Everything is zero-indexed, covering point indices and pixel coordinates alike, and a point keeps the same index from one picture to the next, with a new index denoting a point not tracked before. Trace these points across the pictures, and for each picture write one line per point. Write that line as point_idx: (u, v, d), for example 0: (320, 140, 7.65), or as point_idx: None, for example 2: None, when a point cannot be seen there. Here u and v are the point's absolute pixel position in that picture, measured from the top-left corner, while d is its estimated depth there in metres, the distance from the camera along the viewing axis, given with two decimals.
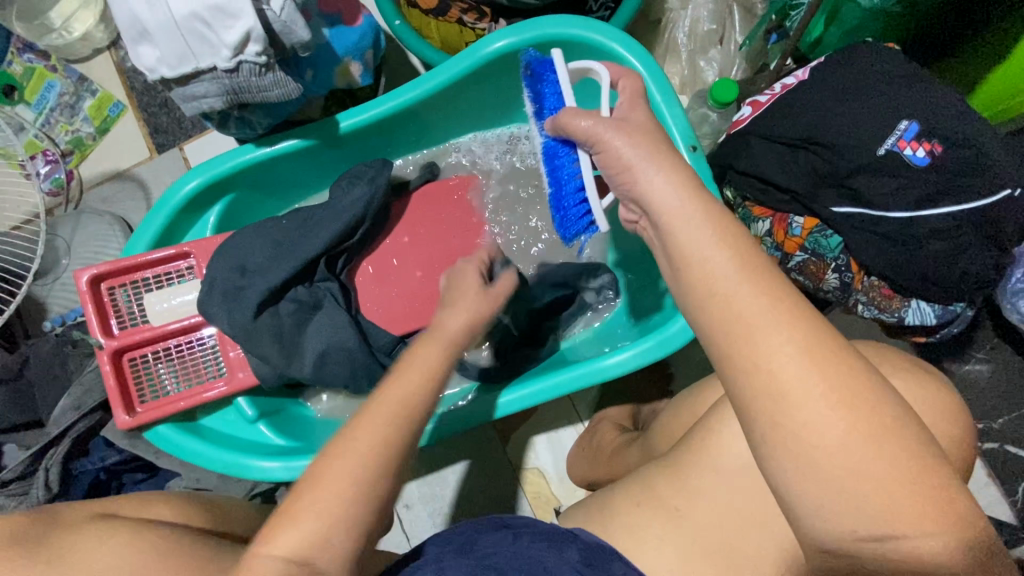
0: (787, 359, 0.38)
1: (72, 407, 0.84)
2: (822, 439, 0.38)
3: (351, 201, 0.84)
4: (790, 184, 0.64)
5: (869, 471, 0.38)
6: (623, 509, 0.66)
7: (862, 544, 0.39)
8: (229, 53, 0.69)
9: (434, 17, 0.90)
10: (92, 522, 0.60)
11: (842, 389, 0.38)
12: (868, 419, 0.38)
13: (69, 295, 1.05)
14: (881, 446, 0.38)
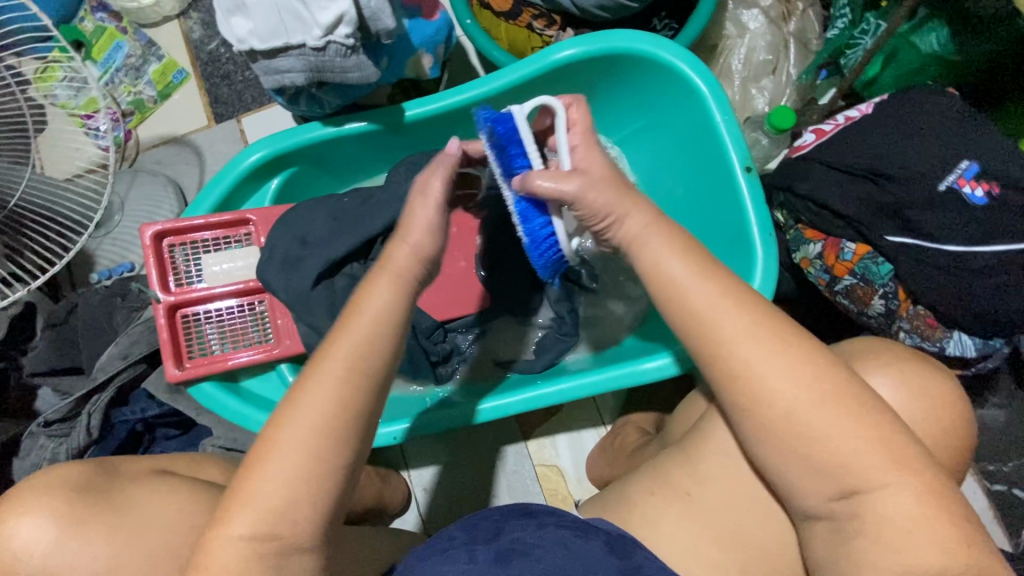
0: (768, 372, 0.49)
1: (119, 356, 0.86)
2: (798, 425, 0.48)
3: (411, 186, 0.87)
4: (847, 211, 0.67)
5: (846, 448, 0.47)
6: (640, 500, 0.67)
7: (832, 504, 0.49)
8: (320, 33, 0.72)
9: (506, 20, 0.95)
10: (147, 478, 0.62)
11: (812, 372, 0.48)
12: (840, 402, 0.48)
13: (117, 250, 1.08)
14: (849, 428, 0.47)
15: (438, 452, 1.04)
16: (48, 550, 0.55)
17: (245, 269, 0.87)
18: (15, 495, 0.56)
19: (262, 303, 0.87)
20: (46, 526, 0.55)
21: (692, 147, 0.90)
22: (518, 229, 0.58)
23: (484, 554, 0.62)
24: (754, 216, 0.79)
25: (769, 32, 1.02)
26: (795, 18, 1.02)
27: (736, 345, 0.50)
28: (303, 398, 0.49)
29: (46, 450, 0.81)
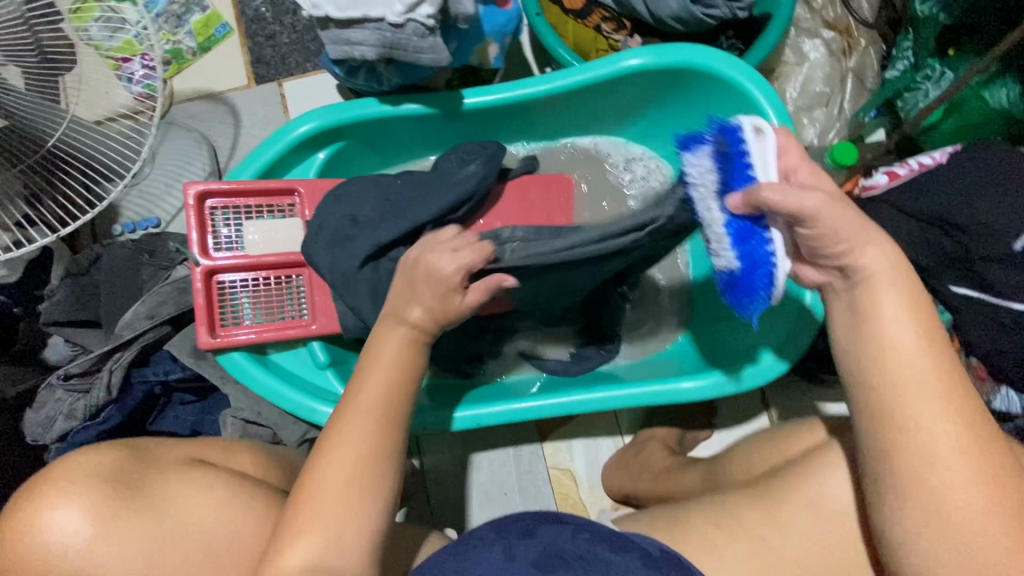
0: (943, 436, 0.46)
1: (146, 315, 0.83)
2: (952, 496, 0.46)
3: (463, 177, 0.86)
4: (921, 258, 0.73)
5: (976, 529, 0.46)
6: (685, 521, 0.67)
7: None
8: (402, 9, 0.70)
9: (575, 17, 0.93)
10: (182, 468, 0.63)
11: (983, 454, 0.46)
12: (1012, 498, 0.46)
13: (144, 203, 1.04)
14: (994, 514, 0.45)
15: (453, 445, 1.03)
16: None
17: (287, 241, 0.84)
18: (52, 480, 0.56)
19: (300, 277, 0.85)
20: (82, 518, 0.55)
21: None
22: (729, 252, 0.54)
23: (523, 553, 0.63)
24: None
25: (829, 64, 1.03)
26: (857, 54, 1.02)
27: (906, 394, 0.48)
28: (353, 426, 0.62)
29: (63, 404, 0.79)
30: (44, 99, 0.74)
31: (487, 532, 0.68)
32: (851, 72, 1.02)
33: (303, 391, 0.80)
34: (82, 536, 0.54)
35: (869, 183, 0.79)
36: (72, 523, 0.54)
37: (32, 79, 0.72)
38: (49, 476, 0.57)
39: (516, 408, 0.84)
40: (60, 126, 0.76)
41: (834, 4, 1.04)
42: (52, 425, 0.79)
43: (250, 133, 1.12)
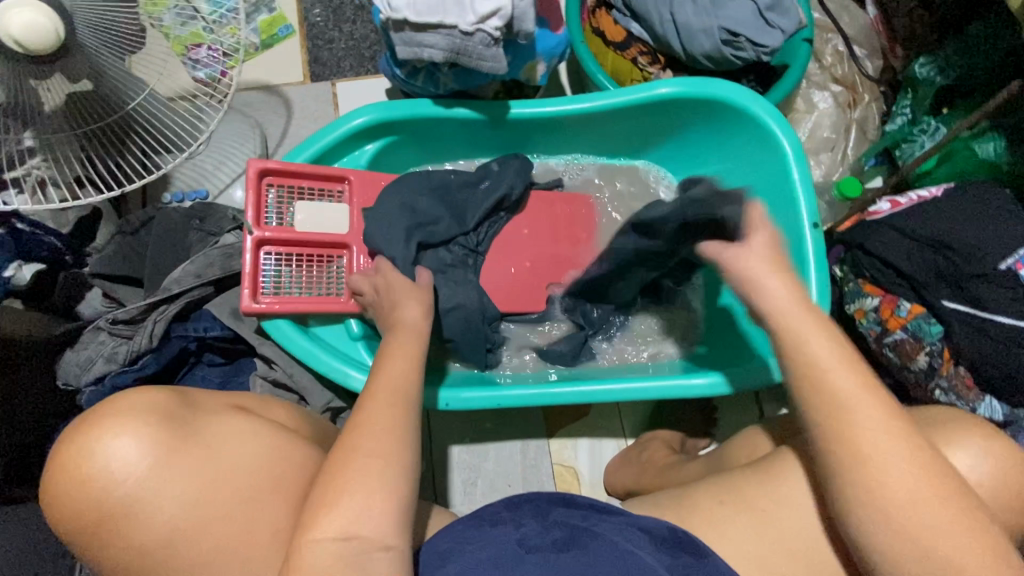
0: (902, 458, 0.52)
1: (194, 273, 0.88)
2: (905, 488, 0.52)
3: (496, 187, 0.95)
4: (910, 271, 0.73)
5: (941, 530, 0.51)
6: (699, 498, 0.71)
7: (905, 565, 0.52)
8: (475, 20, 0.80)
9: (616, 49, 1.04)
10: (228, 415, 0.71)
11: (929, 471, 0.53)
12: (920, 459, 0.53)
13: (195, 175, 1.10)
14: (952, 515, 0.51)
15: (462, 432, 1.07)
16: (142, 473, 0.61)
17: (334, 224, 0.91)
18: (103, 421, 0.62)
19: (341, 258, 0.91)
20: (136, 453, 0.61)
21: (761, 190, 0.97)
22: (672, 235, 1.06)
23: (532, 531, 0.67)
24: (812, 264, 0.86)
25: (835, 114, 1.14)
26: (861, 107, 1.13)
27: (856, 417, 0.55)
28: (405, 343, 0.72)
29: (105, 348, 0.83)
30: (119, 62, 0.80)
31: (502, 508, 0.73)
32: (854, 123, 1.13)
33: (337, 356, 0.84)
34: (136, 473, 0.60)
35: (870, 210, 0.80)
36: (115, 453, 0.60)
37: (109, 45, 0.77)
38: (98, 416, 0.62)
39: (524, 394, 0.88)
40: (135, 97, 0.84)
41: (843, 62, 1.14)
42: (91, 367, 0.82)
43: (300, 125, 1.20)
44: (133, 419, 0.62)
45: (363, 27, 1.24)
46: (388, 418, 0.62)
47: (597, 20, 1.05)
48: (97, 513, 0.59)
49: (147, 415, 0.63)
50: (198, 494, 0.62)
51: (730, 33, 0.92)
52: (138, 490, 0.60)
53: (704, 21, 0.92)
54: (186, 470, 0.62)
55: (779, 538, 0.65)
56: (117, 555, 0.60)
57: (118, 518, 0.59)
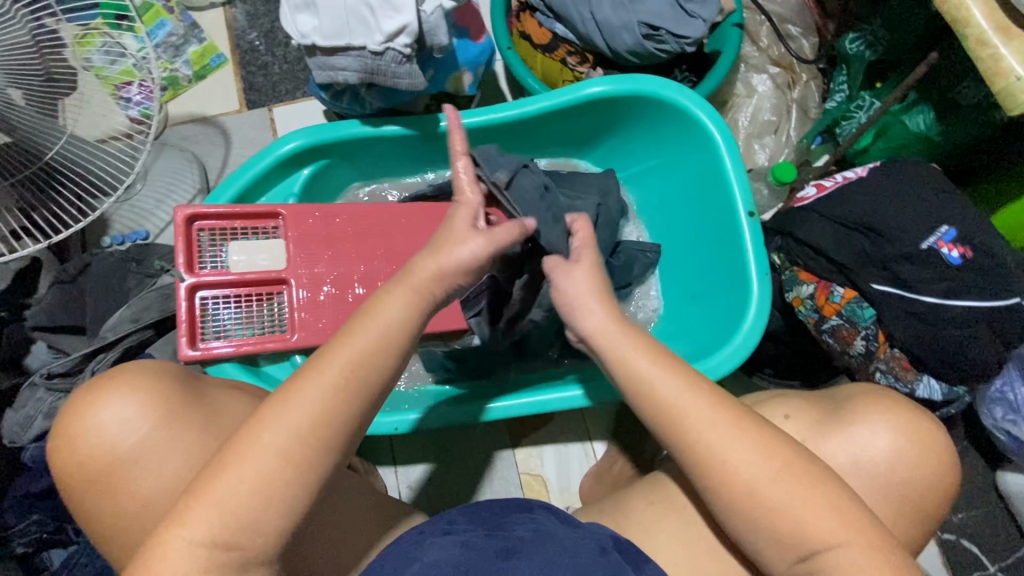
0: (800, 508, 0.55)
1: (130, 318, 0.88)
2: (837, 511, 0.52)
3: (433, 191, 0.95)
4: (839, 257, 0.71)
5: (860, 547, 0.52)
6: (638, 506, 0.76)
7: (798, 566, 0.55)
8: (382, 39, 0.79)
9: (543, 51, 1.03)
10: None
11: None
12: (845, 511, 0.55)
13: (135, 216, 1.10)
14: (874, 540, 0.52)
15: (426, 451, 1.06)
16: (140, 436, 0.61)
17: (270, 260, 0.90)
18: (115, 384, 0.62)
19: (281, 293, 0.90)
20: (137, 414, 0.61)
21: (701, 182, 0.95)
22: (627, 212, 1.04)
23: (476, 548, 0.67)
24: (751, 253, 0.86)
25: (775, 96, 1.12)
26: (799, 87, 1.12)
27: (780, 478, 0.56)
28: (331, 358, 0.54)
29: (44, 403, 0.82)
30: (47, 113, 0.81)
31: (458, 519, 0.70)
32: (795, 103, 1.11)
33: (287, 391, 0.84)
34: (136, 433, 0.61)
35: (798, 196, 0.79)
36: (122, 413, 0.61)
37: (33, 96, 0.77)
38: (111, 376, 0.63)
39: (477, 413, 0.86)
40: (55, 144, 0.83)
41: (778, 42, 1.13)
42: (32, 423, 0.81)
43: (240, 154, 1.19)
44: (136, 386, 0.62)
45: (295, 49, 1.23)
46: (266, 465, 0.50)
47: (523, 23, 1.03)
48: (98, 468, 0.60)
49: (156, 383, 0.63)
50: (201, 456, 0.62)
51: (650, 27, 0.91)
52: (147, 446, 0.61)
53: (623, 17, 0.91)
54: (190, 442, 0.62)
55: (698, 538, 0.71)
56: (114, 513, 0.61)
57: (124, 470, 0.60)
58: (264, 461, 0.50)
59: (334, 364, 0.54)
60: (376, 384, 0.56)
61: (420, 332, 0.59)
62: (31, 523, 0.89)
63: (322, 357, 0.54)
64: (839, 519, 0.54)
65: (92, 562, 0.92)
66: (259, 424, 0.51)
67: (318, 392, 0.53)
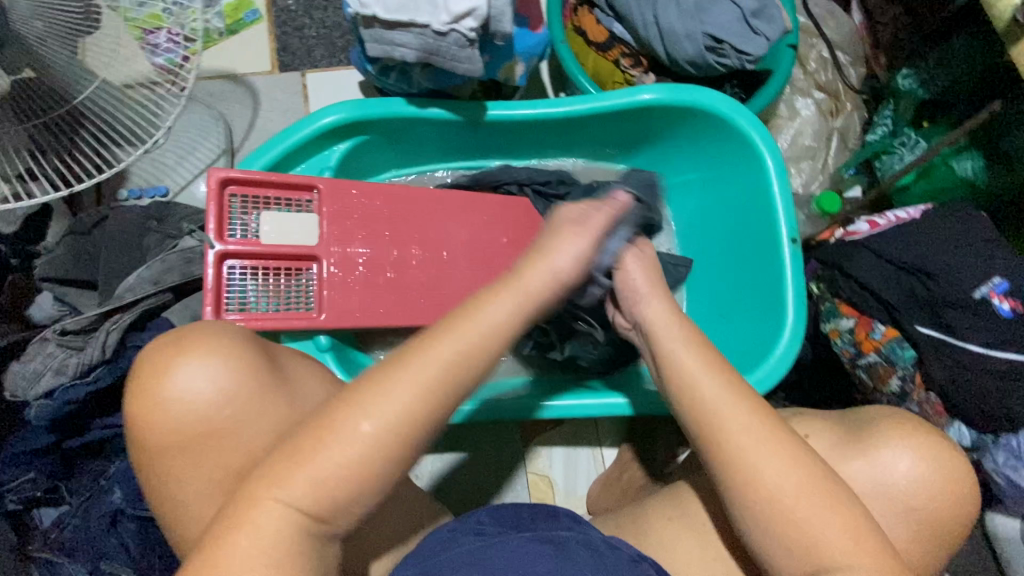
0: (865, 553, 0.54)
1: (150, 280, 0.84)
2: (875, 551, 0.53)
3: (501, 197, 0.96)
4: (887, 296, 0.73)
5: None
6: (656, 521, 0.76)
7: None
8: (448, 19, 0.75)
9: (597, 49, 1.00)
10: None
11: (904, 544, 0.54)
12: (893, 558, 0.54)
13: (155, 171, 1.05)
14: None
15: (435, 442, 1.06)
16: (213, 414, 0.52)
17: (301, 235, 0.87)
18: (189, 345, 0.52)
19: (311, 270, 0.88)
20: (213, 389, 0.51)
21: (743, 202, 0.95)
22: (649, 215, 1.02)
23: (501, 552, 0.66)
24: (790, 280, 0.85)
25: (817, 122, 1.12)
26: (842, 116, 1.12)
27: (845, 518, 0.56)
28: (444, 347, 0.49)
29: (53, 360, 0.79)
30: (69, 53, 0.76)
31: (482, 519, 0.70)
32: (836, 131, 1.11)
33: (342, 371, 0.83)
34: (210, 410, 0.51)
35: (850, 229, 0.80)
36: (195, 375, 0.51)
37: (52, 29, 0.72)
38: (186, 335, 0.53)
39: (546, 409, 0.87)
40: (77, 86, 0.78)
41: (827, 68, 1.13)
42: (39, 379, 0.78)
43: (268, 117, 1.14)
44: (221, 353, 0.52)
45: (335, 15, 1.18)
46: (337, 461, 0.46)
47: (580, 18, 1.01)
48: (177, 437, 0.51)
49: (238, 352, 0.53)
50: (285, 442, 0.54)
51: (714, 39, 0.89)
52: (236, 415, 0.52)
53: (688, 26, 0.90)
54: (280, 421, 0.53)
55: (716, 558, 0.71)
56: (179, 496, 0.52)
57: (208, 441, 0.52)
58: (360, 436, 0.46)
59: (441, 353, 0.49)
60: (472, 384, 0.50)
61: (521, 333, 0.55)
62: (25, 481, 0.85)
63: (432, 343, 0.49)
64: (857, 539, 0.54)
65: (82, 524, 0.87)
66: (357, 398, 0.47)
67: (423, 367, 0.48)
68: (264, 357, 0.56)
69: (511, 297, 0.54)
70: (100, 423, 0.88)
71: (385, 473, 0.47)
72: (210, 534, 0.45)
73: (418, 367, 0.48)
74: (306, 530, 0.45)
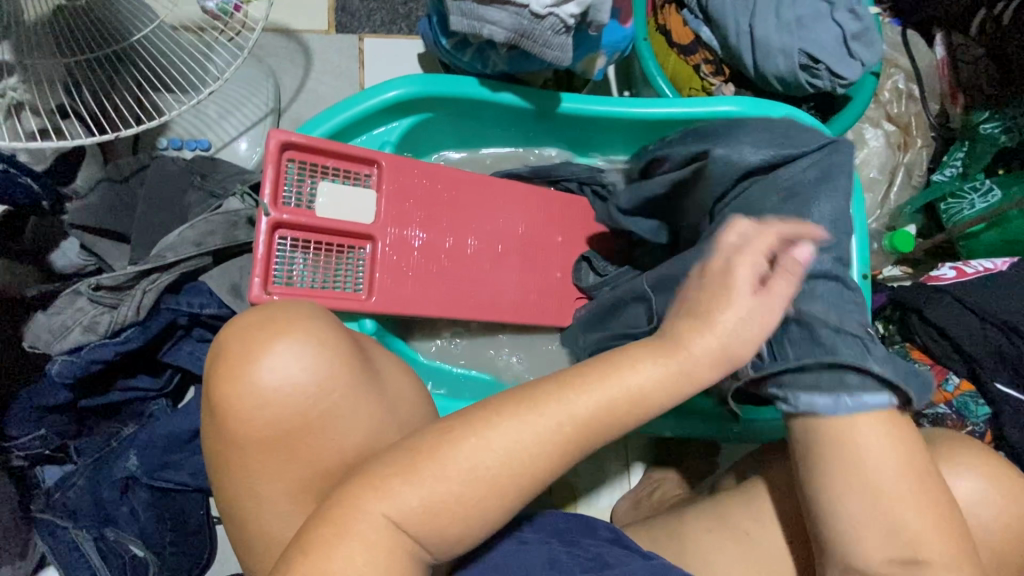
0: None
1: (191, 241, 0.78)
2: None
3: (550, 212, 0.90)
4: (968, 347, 0.73)
5: None
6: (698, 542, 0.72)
7: None
8: (549, 2, 0.71)
9: (679, 52, 0.95)
10: None
11: None
12: None
13: (197, 123, 0.98)
14: None
15: None
16: (308, 401, 0.56)
17: (356, 211, 0.82)
18: (278, 321, 0.57)
19: (363, 248, 0.83)
20: (304, 368, 0.55)
21: None
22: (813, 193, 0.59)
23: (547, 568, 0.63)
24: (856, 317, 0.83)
25: (885, 154, 1.08)
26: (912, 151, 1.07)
27: None
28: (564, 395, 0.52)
29: (85, 315, 0.76)
30: None
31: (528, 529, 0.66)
32: (905, 165, 1.07)
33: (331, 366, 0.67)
34: (302, 392, 0.55)
35: (935, 273, 0.80)
36: (287, 363, 0.55)
37: None
38: (275, 321, 0.56)
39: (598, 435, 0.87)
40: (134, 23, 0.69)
41: (902, 101, 1.09)
42: (66, 335, 0.75)
43: (319, 79, 1.07)
44: (309, 336, 0.56)
45: None
46: (448, 485, 0.49)
47: (665, 17, 0.96)
48: (276, 431, 0.55)
49: (324, 332, 0.57)
50: (374, 429, 0.58)
51: (809, 58, 0.85)
52: (334, 405, 0.56)
53: (785, 41, 0.86)
54: (370, 415, 0.58)
55: None
56: (267, 475, 0.56)
57: (304, 434, 0.56)
58: (481, 471, 0.50)
59: (577, 399, 0.52)
60: (588, 429, 0.52)
61: (657, 403, 0.54)
62: (33, 438, 0.80)
63: (554, 393, 0.52)
64: None
65: (88, 488, 0.83)
66: (483, 425, 0.51)
67: (550, 417, 0.51)
68: (354, 351, 0.59)
69: (669, 360, 0.54)
70: (119, 385, 0.84)
71: (496, 513, 0.51)
72: (318, 530, 0.49)
73: (532, 416, 0.51)
74: (408, 553, 0.49)
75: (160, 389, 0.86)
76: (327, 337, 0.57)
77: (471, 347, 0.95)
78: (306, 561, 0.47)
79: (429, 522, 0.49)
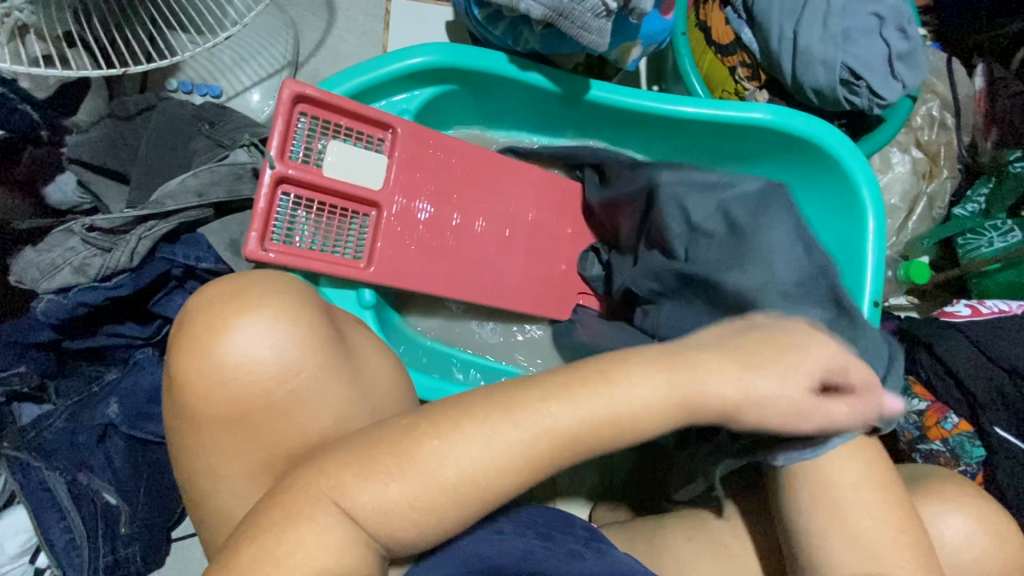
0: None
1: (193, 190, 0.76)
2: None
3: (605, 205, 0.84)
4: (973, 387, 0.74)
5: None
6: (674, 543, 0.72)
7: None
8: None
9: (717, 51, 0.92)
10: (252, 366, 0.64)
11: None
12: None
13: (210, 67, 0.94)
14: None
15: None
16: (270, 384, 0.54)
17: (366, 175, 0.79)
18: (248, 297, 0.55)
19: (368, 215, 0.80)
20: (274, 348, 0.53)
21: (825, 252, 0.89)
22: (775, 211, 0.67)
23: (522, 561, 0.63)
24: None
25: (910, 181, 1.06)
26: (936, 181, 1.06)
27: None
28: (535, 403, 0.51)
29: (75, 255, 0.73)
30: None
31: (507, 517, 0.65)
32: (928, 195, 1.05)
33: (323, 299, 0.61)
34: (267, 372, 0.53)
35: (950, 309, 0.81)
36: (256, 341, 0.53)
37: None
38: (247, 296, 0.55)
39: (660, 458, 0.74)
40: None
41: (933, 129, 1.07)
42: (55, 274, 0.72)
43: (341, 36, 1.03)
44: (281, 314, 0.54)
45: None
46: (411, 484, 0.48)
47: (707, 13, 0.93)
48: (237, 412, 0.54)
49: (297, 311, 0.55)
50: (337, 418, 0.57)
51: (851, 72, 0.83)
52: (297, 389, 0.55)
53: (828, 51, 0.82)
54: (336, 401, 0.56)
55: None
56: (222, 458, 0.55)
57: (268, 419, 0.54)
58: (440, 480, 0.48)
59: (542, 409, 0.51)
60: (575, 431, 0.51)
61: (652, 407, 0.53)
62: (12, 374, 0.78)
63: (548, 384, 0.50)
64: None
65: (67, 430, 0.81)
66: (450, 427, 0.50)
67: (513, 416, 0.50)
68: (326, 331, 0.57)
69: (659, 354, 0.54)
70: (106, 330, 0.81)
71: (465, 518, 0.50)
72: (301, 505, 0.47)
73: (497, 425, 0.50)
74: (364, 548, 0.48)
75: (148, 338, 0.84)
76: (300, 317, 0.55)
77: (467, 328, 0.93)
78: (252, 547, 0.46)
79: (423, 508, 0.48)
